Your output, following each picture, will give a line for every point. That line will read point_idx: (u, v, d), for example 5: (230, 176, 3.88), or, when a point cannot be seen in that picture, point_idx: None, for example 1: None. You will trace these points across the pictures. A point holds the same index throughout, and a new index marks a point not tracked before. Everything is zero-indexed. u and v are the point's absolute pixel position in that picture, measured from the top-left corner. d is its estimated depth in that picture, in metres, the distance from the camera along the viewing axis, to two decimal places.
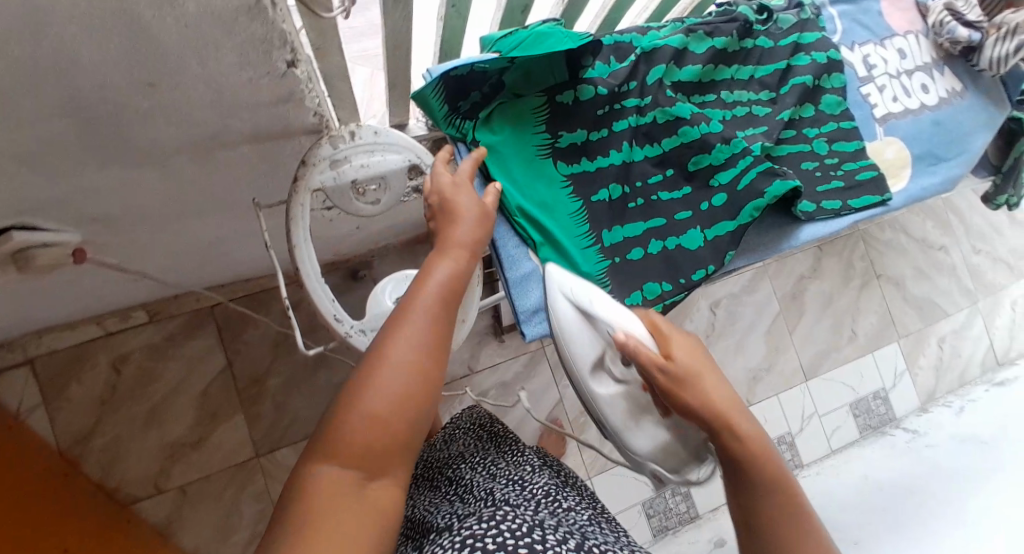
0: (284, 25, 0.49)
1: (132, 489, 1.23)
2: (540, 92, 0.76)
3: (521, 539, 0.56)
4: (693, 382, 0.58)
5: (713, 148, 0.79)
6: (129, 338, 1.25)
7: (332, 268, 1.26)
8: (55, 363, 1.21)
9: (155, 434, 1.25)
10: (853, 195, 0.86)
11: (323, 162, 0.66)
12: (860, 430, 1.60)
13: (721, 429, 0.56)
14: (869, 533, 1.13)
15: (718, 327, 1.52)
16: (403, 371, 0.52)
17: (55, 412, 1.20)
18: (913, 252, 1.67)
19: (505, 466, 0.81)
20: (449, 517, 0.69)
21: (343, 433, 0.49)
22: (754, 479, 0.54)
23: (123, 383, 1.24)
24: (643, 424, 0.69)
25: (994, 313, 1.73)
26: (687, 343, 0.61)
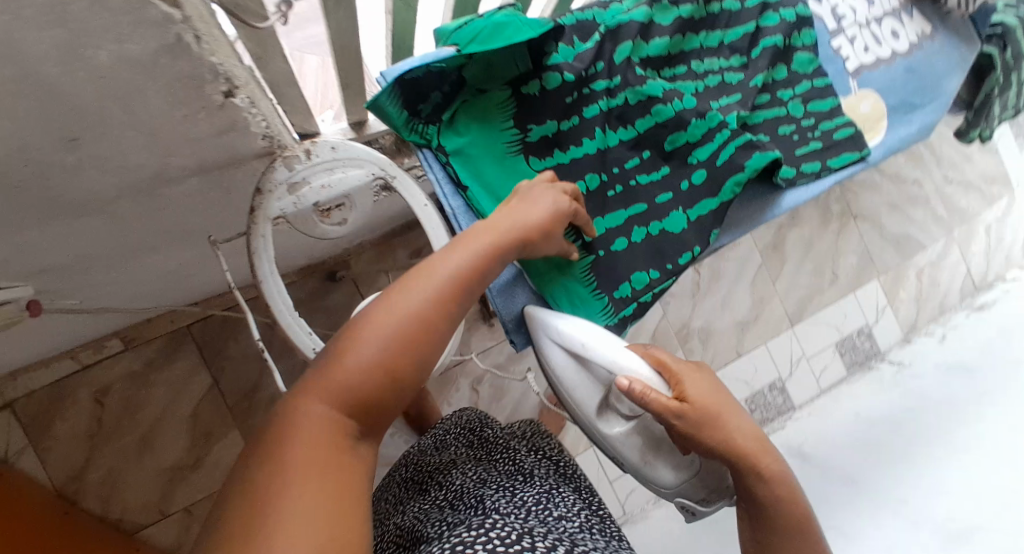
0: (213, 58, 0.44)
1: (136, 518, 1.21)
2: (503, 85, 0.73)
3: (511, 547, 0.57)
4: (716, 423, 0.61)
5: (689, 124, 0.76)
6: (108, 369, 1.20)
7: (309, 272, 1.22)
8: (35, 404, 1.16)
9: (151, 460, 1.22)
10: (832, 154, 0.84)
11: (280, 188, 0.62)
12: (847, 366, 1.63)
13: (746, 471, 0.59)
14: (863, 471, 1.17)
15: (704, 285, 1.51)
16: (402, 324, 0.52)
17: (45, 452, 1.17)
18: (887, 188, 1.67)
19: (496, 472, 0.81)
20: (439, 524, 0.69)
21: (338, 373, 0.50)
22: (778, 521, 0.56)
23: (109, 414, 1.20)
24: (662, 457, 0.72)
25: (969, 240, 1.75)
26: (699, 381, 0.64)
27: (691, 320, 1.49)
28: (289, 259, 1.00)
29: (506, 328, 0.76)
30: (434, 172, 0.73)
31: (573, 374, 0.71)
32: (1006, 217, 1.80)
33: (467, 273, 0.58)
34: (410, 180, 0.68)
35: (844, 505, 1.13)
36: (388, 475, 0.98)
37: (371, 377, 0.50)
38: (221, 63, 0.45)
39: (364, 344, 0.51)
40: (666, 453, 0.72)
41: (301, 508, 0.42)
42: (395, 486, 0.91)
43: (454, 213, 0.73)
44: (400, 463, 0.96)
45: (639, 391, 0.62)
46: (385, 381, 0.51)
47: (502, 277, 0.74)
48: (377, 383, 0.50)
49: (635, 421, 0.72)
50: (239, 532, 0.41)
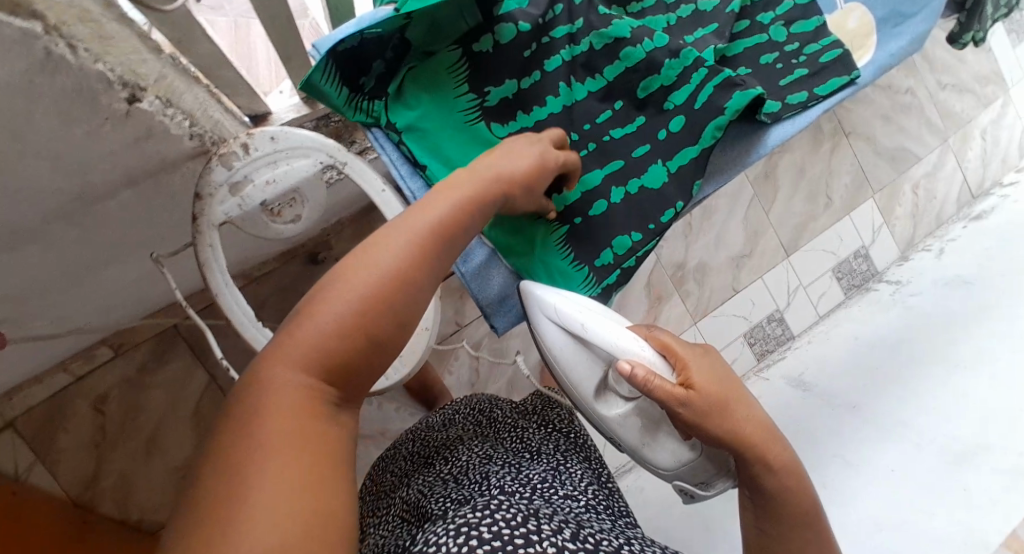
0: (99, 64, 0.44)
1: (156, 516, 1.15)
2: (451, 45, 0.67)
3: (517, 529, 0.54)
4: (721, 412, 0.59)
5: (663, 66, 0.70)
6: (100, 378, 1.12)
7: (289, 257, 1.14)
8: (34, 421, 1.09)
9: (162, 460, 1.15)
10: (819, 81, 0.76)
11: (221, 190, 0.57)
12: (845, 291, 1.61)
13: (754, 461, 0.59)
14: (866, 395, 1.17)
15: (696, 225, 1.46)
16: (373, 283, 0.48)
17: (54, 465, 1.10)
18: (880, 100, 1.58)
19: (504, 449, 0.79)
20: (445, 501, 0.66)
21: (307, 340, 0.46)
22: (786, 512, 0.58)
23: (111, 421, 1.13)
24: (662, 440, 0.70)
25: (965, 147, 1.69)
26: (705, 367, 0.63)
27: (686, 260, 1.46)
28: (261, 252, 0.95)
29: (485, 311, 0.74)
30: (388, 153, 0.67)
31: (573, 355, 0.69)
32: (1001, 119, 1.74)
33: (443, 224, 0.53)
34: (364, 164, 0.63)
35: (839, 433, 1.13)
36: (392, 447, 0.96)
37: (343, 341, 0.46)
38: (112, 68, 0.45)
39: (332, 306, 0.46)
40: (666, 434, 0.70)
41: (275, 488, 0.39)
42: (402, 458, 0.89)
43: (413, 196, 0.67)
44: (407, 436, 0.94)
45: (642, 378, 0.60)
46: (359, 344, 0.47)
47: (474, 260, 0.71)
48: (351, 347, 0.46)
49: (635, 403, 0.70)
50: (211, 514, 0.38)
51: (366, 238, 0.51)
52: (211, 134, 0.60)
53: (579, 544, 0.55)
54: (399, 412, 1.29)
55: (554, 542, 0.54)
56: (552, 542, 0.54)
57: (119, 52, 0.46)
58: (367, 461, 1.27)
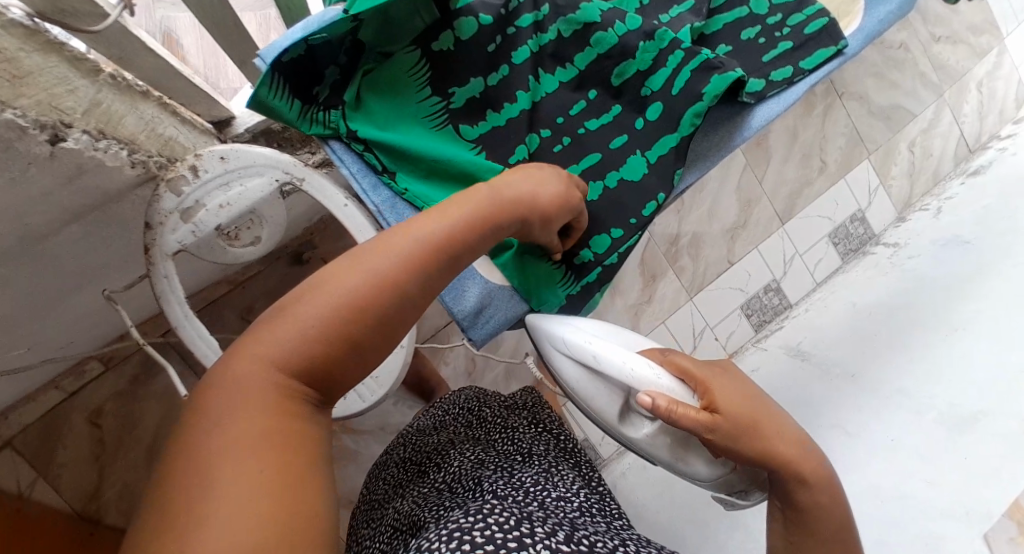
0: (10, 113, 0.41)
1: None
2: (409, 45, 0.61)
3: (510, 533, 0.52)
4: (752, 434, 0.58)
5: (637, 50, 0.65)
6: (93, 394, 1.08)
7: (274, 258, 1.07)
8: (34, 438, 1.05)
9: None
10: (805, 54, 0.72)
11: (173, 217, 0.54)
12: (842, 256, 1.59)
13: (789, 479, 0.58)
14: (868, 357, 1.15)
15: (687, 199, 1.41)
16: (363, 287, 0.46)
17: (57, 479, 1.06)
18: (872, 57, 1.52)
19: (495, 452, 0.77)
20: (436, 509, 0.65)
21: (285, 337, 0.44)
22: (825, 529, 0.57)
23: (110, 434, 1.09)
24: (691, 456, 0.64)
25: (961, 101, 1.64)
26: (728, 389, 0.60)
27: (678, 233, 1.42)
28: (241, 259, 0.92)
29: (461, 324, 0.66)
30: (348, 166, 0.60)
31: (590, 385, 0.66)
32: (998, 69, 1.68)
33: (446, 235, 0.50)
34: (323, 178, 0.58)
35: (845, 401, 1.11)
36: (385, 452, 0.95)
37: (324, 347, 0.44)
38: (24, 113, 0.42)
39: (314, 309, 0.44)
40: (696, 451, 0.64)
41: (242, 487, 0.37)
42: (394, 465, 0.87)
43: (378, 211, 0.60)
44: (398, 441, 0.93)
45: (665, 408, 0.57)
46: (334, 350, 0.45)
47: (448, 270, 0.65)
48: (329, 351, 0.44)
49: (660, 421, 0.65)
50: (171, 510, 0.36)
51: (354, 244, 0.48)
52: (155, 156, 0.57)
53: (573, 547, 0.54)
54: (397, 406, 1.27)
55: (547, 545, 0.53)
56: (546, 545, 0.52)
57: (34, 91, 0.44)
58: (370, 457, 1.25)
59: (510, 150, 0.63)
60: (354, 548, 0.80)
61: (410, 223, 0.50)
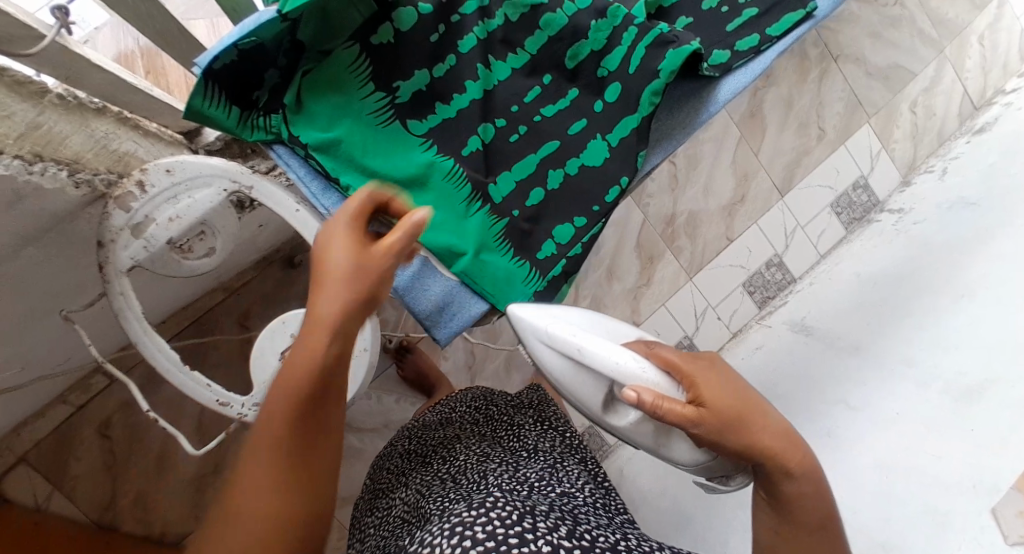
0: None
1: (177, 528, 1.10)
2: (347, 41, 0.57)
3: (511, 528, 0.51)
4: (740, 427, 0.51)
5: (589, 30, 0.62)
6: (101, 405, 1.03)
7: (265, 265, 1.05)
8: (47, 453, 1.00)
9: (174, 474, 1.09)
10: (771, 20, 0.69)
11: (123, 233, 0.54)
12: (846, 226, 1.54)
13: (773, 471, 0.53)
14: (871, 332, 1.12)
15: (682, 177, 1.37)
16: (297, 392, 0.43)
17: (72, 491, 1.02)
18: (868, 16, 1.45)
19: (501, 447, 0.76)
20: (442, 499, 0.64)
21: (256, 474, 0.41)
22: (808, 523, 0.52)
23: (119, 446, 1.04)
24: (676, 441, 0.59)
25: (963, 56, 1.58)
26: (718, 379, 0.53)
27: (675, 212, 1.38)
28: (226, 268, 0.91)
29: (423, 323, 0.61)
30: (296, 170, 0.59)
31: (574, 381, 0.60)
32: (999, 21, 1.61)
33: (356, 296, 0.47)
34: (273, 185, 0.58)
35: (853, 374, 1.09)
36: (390, 443, 0.94)
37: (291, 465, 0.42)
38: None
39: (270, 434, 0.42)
40: (680, 437, 0.59)
41: None
42: (398, 456, 0.86)
43: (329, 213, 0.59)
44: (404, 432, 0.91)
45: (650, 403, 0.51)
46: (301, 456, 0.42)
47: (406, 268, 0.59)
48: (294, 466, 0.42)
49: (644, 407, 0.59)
50: None
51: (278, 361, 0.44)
52: (100, 174, 0.58)
53: (574, 543, 0.52)
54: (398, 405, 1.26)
55: (549, 540, 0.51)
56: (547, 541, 0.51)
57: None
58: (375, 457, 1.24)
59: (462, 143, 0.61)
60: (358, 539, 0.80)
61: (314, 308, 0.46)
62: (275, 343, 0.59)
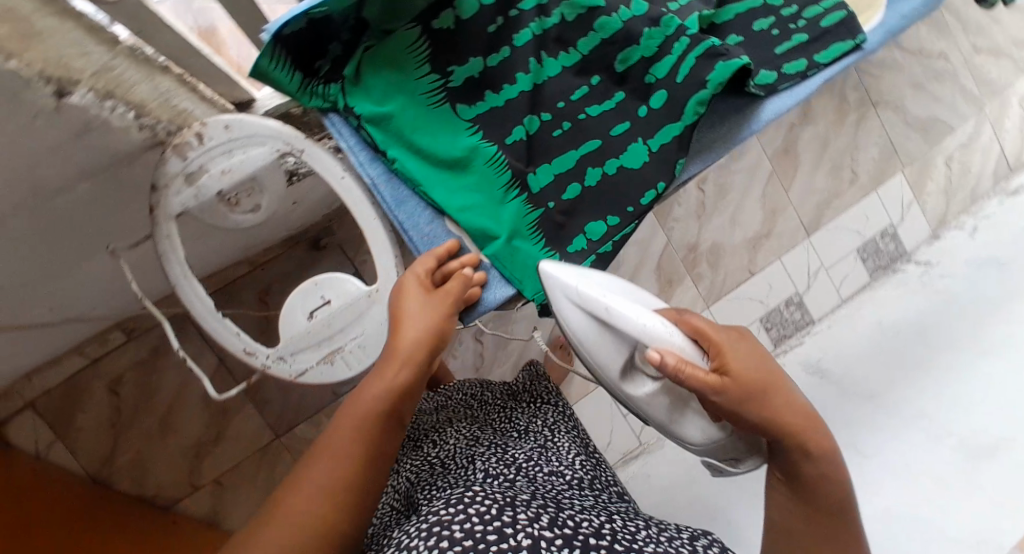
0: (11, 61, 0.40)
1: (169, 492, 1.10)
2: (410, 23, 0.60)
3: (490, 524, 0.49)
4: (762, 399, 0.52)
5: (641, 36, 0.64)
6: (116, 361, 1.05)
7: (292, 244, 1.07)
8: (55, 401, 1.04)
9: (175, 441, 1.09)
10: (819, 47, 0.71)
11: (177, 179, 0.56)
12: (870, 272, 1.53)
13: (793, 449, 0.53)
14: (889, 380, 1.12)
15: (710, 205, 1.38)
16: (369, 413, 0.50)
17: (74, 443, 1.05)
18: (910, 66, 1.48)
19: (491, 431, 0.75)
20: (431, 490, 0.63)
21: (321, 471, 0.47)
22: (825, 503, 0.53)
23: (126, 404, 1.06)
24: (691, 417, 0.59)
25: (1003, 116, 1.59)
26: (745, 352, 0.54)
27: (700, 239, 1.38)
28: (258, 238, 0.92)
29: None
30: (346, 139, 0.61)
31: (599, 346, 0.58)
32: None
33: (426, 340, 0.54)
34: (322, 151, 0.60)
35: (872, 421, 1.09)
36: None
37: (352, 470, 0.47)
38: (29, 65, 0.41)
39: (342, 440, 0.48)
40: (696, 411, 0.59)
41: None
42: None
43: (373, 183, 0.61)
44: None
45: (673, 367, 0.52)
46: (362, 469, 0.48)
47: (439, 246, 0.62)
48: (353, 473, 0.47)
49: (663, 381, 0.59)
50: None
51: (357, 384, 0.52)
52: (164, 123, 0.58)
53: (557, 532, 0.50)
54: None
55: (529, 532, 0.49)
56: (527, 534, 0.49)
57: (46, 49, 0.44)
58: None
59: (507, 131, 0.62)
60: None
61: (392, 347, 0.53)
62: (307, 299, 0.60)
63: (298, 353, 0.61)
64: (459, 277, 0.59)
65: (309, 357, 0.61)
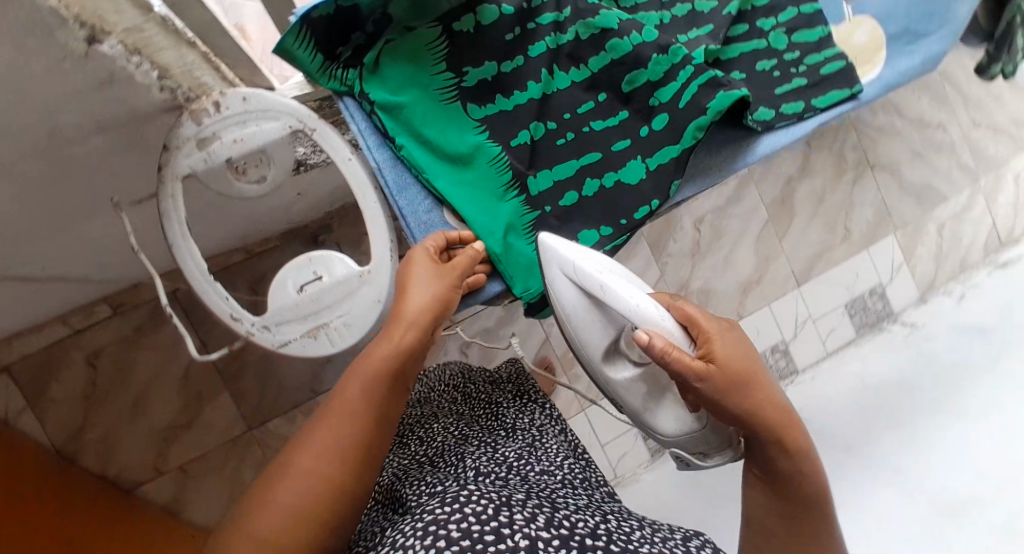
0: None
1: (133, 475, 1.08)
2: (432, 22, 0.63)
3: (488, 524, 0.46)
4: (743, 388, 0.53)
5: (650, 60, 0.67)
6: (99, 335, 1.06)
7: (289, 236, 1.08)
8: (31, 368, 1.04)
9: (146, 422, 1.09)
10: (817, 93, 0.74)
11: (189, 143, 0.60)
12: (857, 328, 1.53)
13: (774, 444, 0.55)
14: (868, 433, 1.12)
15: (705, 245, 1.40)
16: (373, 376, 0.49)
17: (44, 414, 1.04)
18: (908, 133, 1.54)
19: (479, 428, 0.75)
20: (419, 485, 0.60)
21: (327, 433, 0.46)
22: (800, 497, 0.56)
23: (103, 379, 1.06)
24: (665, 405, 0.64)
25: (996, 191, 1.63)
26: (730, 341, 0.55)
27: (692, 278, 1.40)
28: (258, 224, 0.94)
29: None
30: (357, 123, 0.63)
31: (586, 321, 0.64)
32: None
33: (433, 310, 0.54)
34: (332, 133, 0.62)
35: (854, 479, 1.09)
36: None
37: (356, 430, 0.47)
38: (66, 5, 0.43)
39: (348, 402, 0.48)
40: (671, 402, 0.64)
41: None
42: None
43: (377, 167, 0.63)
44: None
45: (660, 349, 0.53)
46: (366, 431, 0.48)
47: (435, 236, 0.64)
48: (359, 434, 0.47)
49: (644, 368, 0.65)
50: None
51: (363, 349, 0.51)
52: (184, 87, 0.59)
53: (554, 533, 0.48)
54: None
55: (527, 534, 0.47)
56: (525, 535, 0.47)
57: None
58: None
59: (513, 134, 0.65)
60: None
61: (400, 314, 0.53)
62: (299, 274, 0.62)
63: (283, 324, 0.62)
64: (466, 254, 0.60)
65: (293, 331, 0.62)
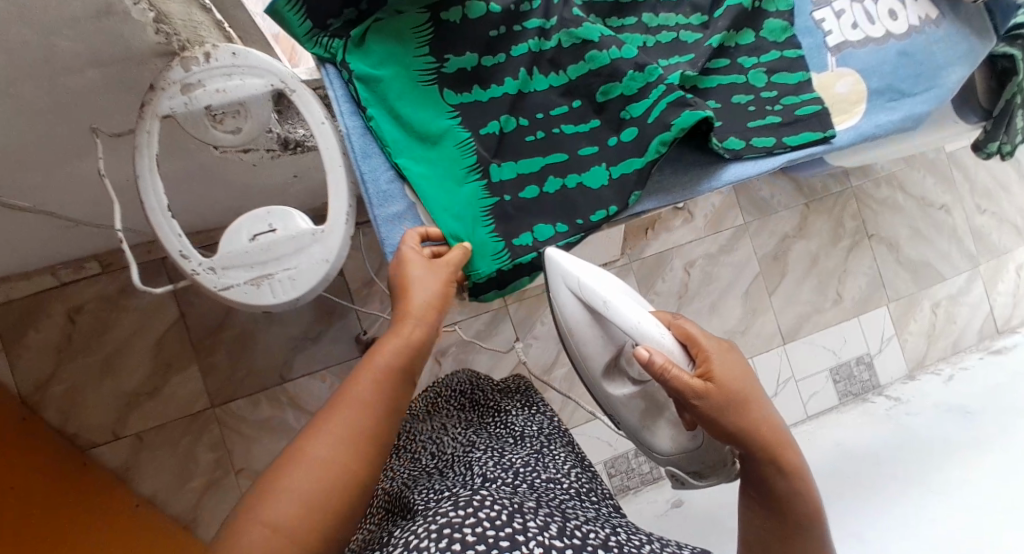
0: None
1: (90, 433, 1.08)
2: (421, 9, 0.66)
3: (501, 529, 0.45)
4: (740, 407, 0.56)
5: (625, 76, 0.70)
6: (84, 290, 1.09)
7: None
8: (10, 315, 1.06)
9: (113, 384, 1.10)
10: (790, 132, 0.76)
11: (173, 86, 0.64)
12: (839, 396, 1.48)
13: (775, 466, 0.57)
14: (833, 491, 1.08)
15: (693, 288, 1.40)
16: (383, 370, 0.52)
17: (17, 359, 1.06)
18: (909, 209, 1.56)
19: (487, 434, 0.73)
20: (427, 492, 0.59)
21: (341, 421, 0.49)
22: (796, 513, 0.57)
23: (79, 333, 1.08)
24: (662, 423, 0.67)
25: (997, 279, 1.63)
26: (729, 362, 0.59)
27: None
28: (249, 201, 0.97)
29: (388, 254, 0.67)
30: (335, 90, 0.66)
31: (587, 332, 0.67)
32: None
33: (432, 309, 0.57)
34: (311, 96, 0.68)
35: None
36: None
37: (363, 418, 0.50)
38: None
39: (358, 394, 0.51)
40: (667, 421, 0.67)
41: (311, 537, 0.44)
42: None
43: (347, 132, 0.66)
44: None
45: (659, 365, 0.56)
46: (373, 419, 0.50)
47: (394, 206, 0.66)
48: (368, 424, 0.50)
49: (642, 386, 0.68)
50: None
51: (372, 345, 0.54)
52: (179, 36, 0.62)
53: (566, 543, 0.47)
54: None
55: (540, 542, 0.46)
56: (539, 542, 0.46)
57: None
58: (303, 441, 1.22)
59: (483, 123, 0.68)
60: None
61: (404, 314, 0.56)
62: (255, 226, 0.64)
63: (229, 268, 0.64)
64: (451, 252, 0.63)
65: (237, 277, 0.64)
